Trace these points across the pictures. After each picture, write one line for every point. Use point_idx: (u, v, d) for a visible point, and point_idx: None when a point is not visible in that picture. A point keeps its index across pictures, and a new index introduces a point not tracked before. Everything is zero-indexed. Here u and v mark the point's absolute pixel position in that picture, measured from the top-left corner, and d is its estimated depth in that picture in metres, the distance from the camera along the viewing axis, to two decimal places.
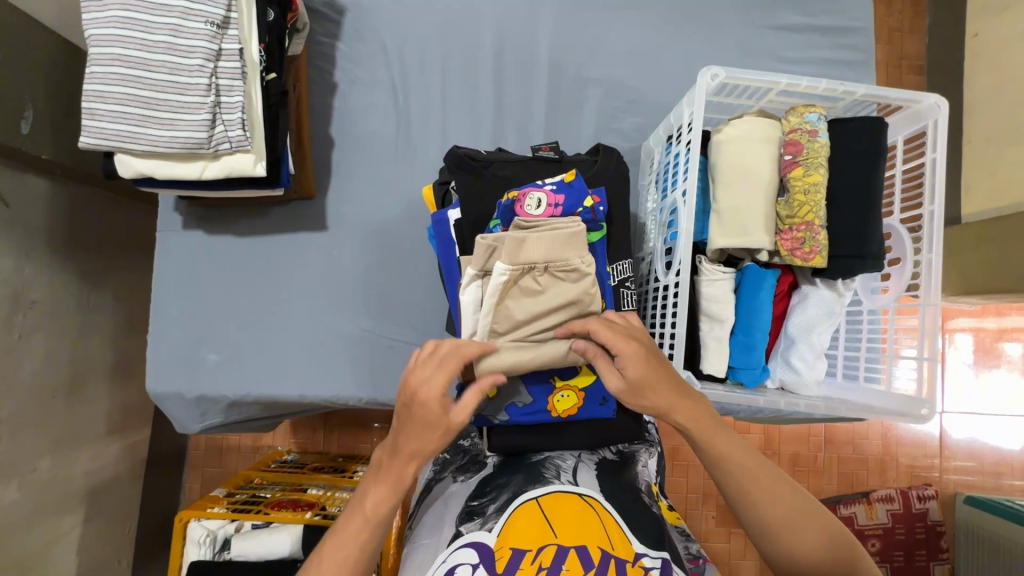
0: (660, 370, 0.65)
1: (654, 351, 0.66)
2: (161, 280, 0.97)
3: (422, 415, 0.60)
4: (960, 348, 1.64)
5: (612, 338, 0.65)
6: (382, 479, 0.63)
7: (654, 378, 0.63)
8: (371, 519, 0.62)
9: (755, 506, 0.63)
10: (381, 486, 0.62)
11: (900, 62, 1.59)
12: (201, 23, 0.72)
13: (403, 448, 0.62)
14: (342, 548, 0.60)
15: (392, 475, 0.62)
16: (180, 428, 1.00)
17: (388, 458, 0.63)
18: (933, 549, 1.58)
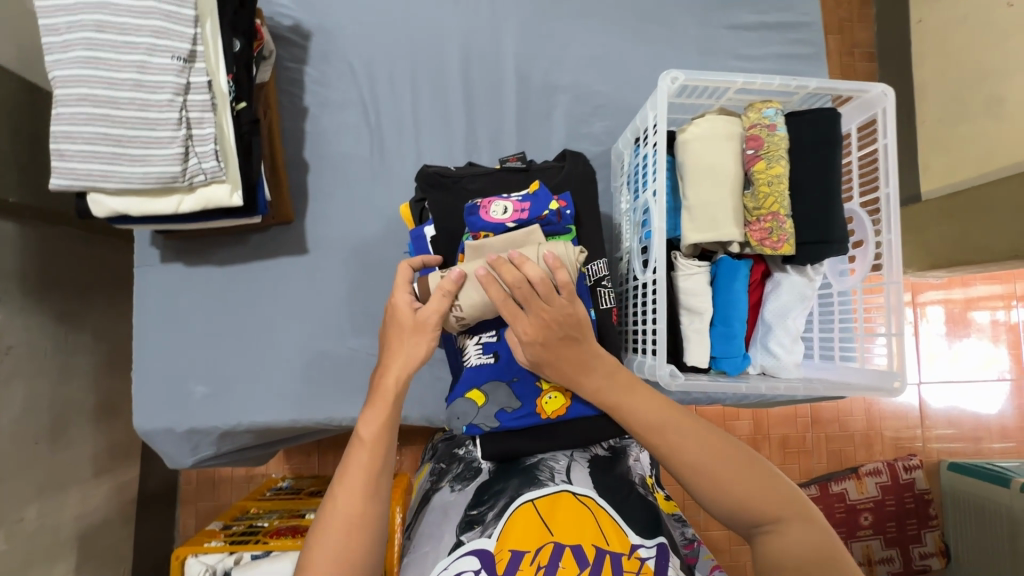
0: (565, 347, 0.66)
1: (558, 336, 0.65)
2: (142, 315, 0.96)
3: (394, 319, 0.68)
4: (932, 320, 1.70)
5: (513, 319, 0.65)
6: (373, 402, 0.66)
7: (551, 357, 0.67)
8: (372, 443, 0.65)
9: (673, 454, 0.65)
10: (374, 411, 0.66)
11: (851, 51, 1.67)
12: (168, 58, 0.73)
13: (388, 362, 0.67)
14: (349, 474, 0.64)
15: (383, 395, 0.66)
16: (172, 463, 0.99)
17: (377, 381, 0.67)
18: (922, 516, 1.64)
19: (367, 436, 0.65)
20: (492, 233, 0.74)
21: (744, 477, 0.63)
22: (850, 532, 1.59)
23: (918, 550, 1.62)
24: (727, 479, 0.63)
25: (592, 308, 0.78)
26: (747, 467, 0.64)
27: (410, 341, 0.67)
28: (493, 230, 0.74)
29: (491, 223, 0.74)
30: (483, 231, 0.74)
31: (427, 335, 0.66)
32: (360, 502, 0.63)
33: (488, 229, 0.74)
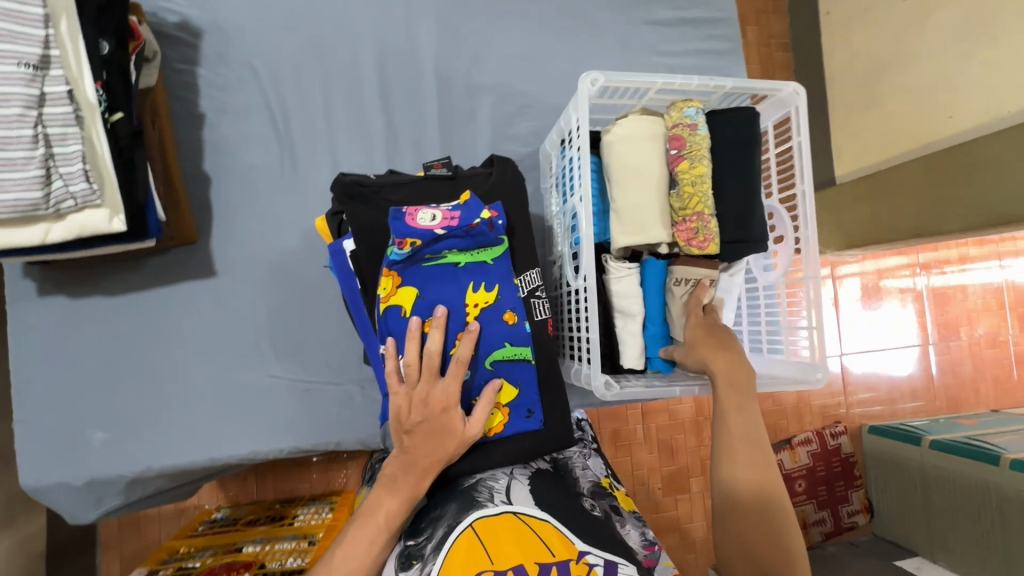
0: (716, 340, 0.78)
1: (715, 328, 0.79)
2: (22, 358, 0.85)
3: (412, 420, 0.67)
4: (850, 294, 1.82)
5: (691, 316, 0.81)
6: (397, 483, 0.68)
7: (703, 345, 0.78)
8: (389, 529, 0.67)
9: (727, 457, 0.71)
10: (397, 499, 0.68)
11: (769, 41, 1.76)
12: (11, 64, 0.61)
13: (421, 458, 0.68)
14: (358, 556, 0.66)
15: (409, 488, 0.68)
16: (72, 519, 0.88)
17: (402, 474, 0.68)
18: (849, 477, 1.77)
19: (383, 517, 0.67)
20: (419, 240, 0.69)
21: (757, 527, 0.67)
22: None
23: (847, 509, 1.75)
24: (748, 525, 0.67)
25: (524, 319, 0.74)
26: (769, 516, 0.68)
27: (439, 435, 0.67)
28: (420, 236, 0.69)
29: (418, 229, 0.69)
30: (408, 237, 0.68)
31: (452, 410, 0.67)
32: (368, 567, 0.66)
33: (414, 235, 0.68)
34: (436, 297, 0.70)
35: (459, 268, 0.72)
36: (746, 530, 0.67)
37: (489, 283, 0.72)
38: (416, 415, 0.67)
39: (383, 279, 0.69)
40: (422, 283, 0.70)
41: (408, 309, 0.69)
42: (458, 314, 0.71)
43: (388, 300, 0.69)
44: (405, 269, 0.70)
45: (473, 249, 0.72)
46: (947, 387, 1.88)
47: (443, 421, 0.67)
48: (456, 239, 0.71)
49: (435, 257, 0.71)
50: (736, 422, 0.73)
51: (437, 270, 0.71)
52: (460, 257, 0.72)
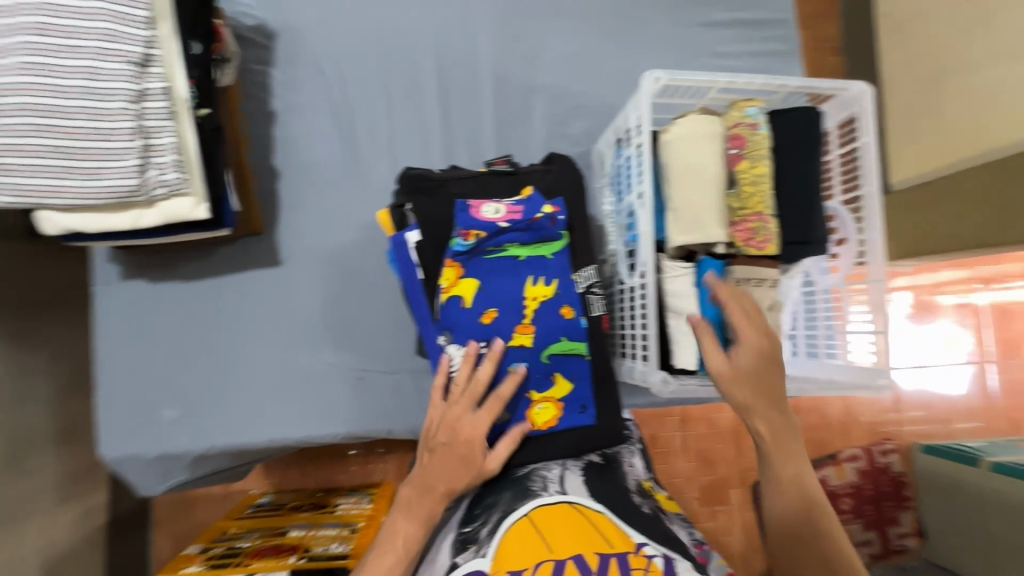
0: (766, 365, 0.77)
1: (771, 350, 0.76)
2: (104, 336, 0.91)
3: (441, 443, 0.70)
4: (903, 306, 1.75)
5: (744, 325, 0.77)
6: (412, 504, 0.69)
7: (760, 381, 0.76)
8: (402, 555, 0.66)
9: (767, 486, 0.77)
10: (411, 523, 0.68)
11: (818, 45, 1.68)
12: (120, 62, 0.67)
13: (438, 483, 0.69)
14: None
15: (422, 511, 0.69)
16: (141, 492, 0.94)
17: (418, 494, 0.69)
18: (898, 498, 1.69)
19: (401, 544, 0.66)
20: (483, 232, 0.71)
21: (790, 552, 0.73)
22: None
23: (895, 531, 1.67)
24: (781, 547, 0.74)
25: (581, 315, 0.74)
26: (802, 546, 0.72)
27: (460, 462, 0.69)
28: (484, 228, 0.72)
29: (482, 221, 0.72)
30: (473, 229, 0.72)
31: (477, 444, 0.69)
32: None
33: (478, 228, 0.71)
34: (496, 289, 0.72)
35: (519, 261, 0.73)
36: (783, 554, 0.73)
37: (548, 278, 0.73)
38: (447, 441, 0.69)
39: (446, 270, 0.71)
40: (482, 275, 0.72)
41: (469, 300, 0.71)
42: (517, 306, 0.72)
43: (450, 290, 0.71)
44: (468, 261, 0.72)
45: (533, 243, 0.74)
46: (1008, 408, 1.78)
47: (468, 450, 0.69)
48: (518, 233, 0.73)
49: (496, 250, 0.73)
50: (789, 463, 0.76)
51: (498, 263, 0.72)
52: (520, 250, 0.73)
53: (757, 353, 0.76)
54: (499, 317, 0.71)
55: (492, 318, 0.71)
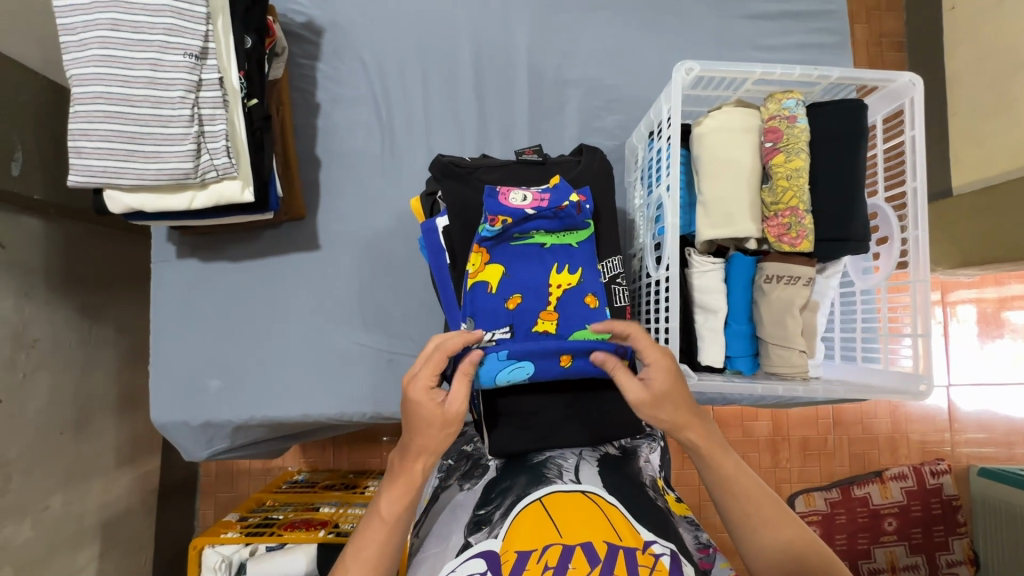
0: (682, 383, 0.67)
1: (681, 369, 0.67)
2: (159, 310, 0.98)
3: (418, 412, 0.64)
4: (964, 319, 1.63)
5: (644, 347, 0.66)
6: (395, 480, 0.66)
7: (678, 391, 0.66)
8: (387, 521, 0.64)
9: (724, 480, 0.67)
10: (394, 490, 0.65)
11: (879, 40, 1.61)
12: (180, 55, 0.73)
13: (413, 451, 0.65)
14: (364, 551, 0.63)
15: (404, 477, 0.66)
16: (187, 456, 1.01)
17: (399, 462, 0.66)
18: (950, 523, 1.58)
19: (386, 514, 0.65)
20: (510, 218, 0.71)
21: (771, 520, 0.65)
22: (873, 537, 1.55)
23: (946, 558, 1.57)
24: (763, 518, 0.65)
25: (605, 305, 0.75)
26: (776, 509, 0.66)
27: (425, 427, 0.64)
28: (511, 215, 0.71)
29: (509, 208, 0.72)
30: (500, 215, 0.71)
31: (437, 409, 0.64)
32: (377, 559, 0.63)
33: (506, 214, 0.71)
34: (521, 275, 0.74)
35: (545, 248, 0.75)
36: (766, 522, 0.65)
37: (573, 266, 0.75)
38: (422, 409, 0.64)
39: (473, 255, 0.72)
40: (508, 262, 0.74)
41: (494, 285, 0.73)
42: (542, 293, 0.73)
43: (475, 276, 0.72)
44: (494, 247, 0.73)
45: (559, 231, 0.75)
46: None
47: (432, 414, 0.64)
48: (545, 220, 0.74)
49: (524, 236, 0.74)
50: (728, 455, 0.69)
51: (524, 249, 0.74)
52: (546, 238, 0.75)
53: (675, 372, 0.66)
54: (524, 302, 0.73)
55: (516, 303, 0.73)
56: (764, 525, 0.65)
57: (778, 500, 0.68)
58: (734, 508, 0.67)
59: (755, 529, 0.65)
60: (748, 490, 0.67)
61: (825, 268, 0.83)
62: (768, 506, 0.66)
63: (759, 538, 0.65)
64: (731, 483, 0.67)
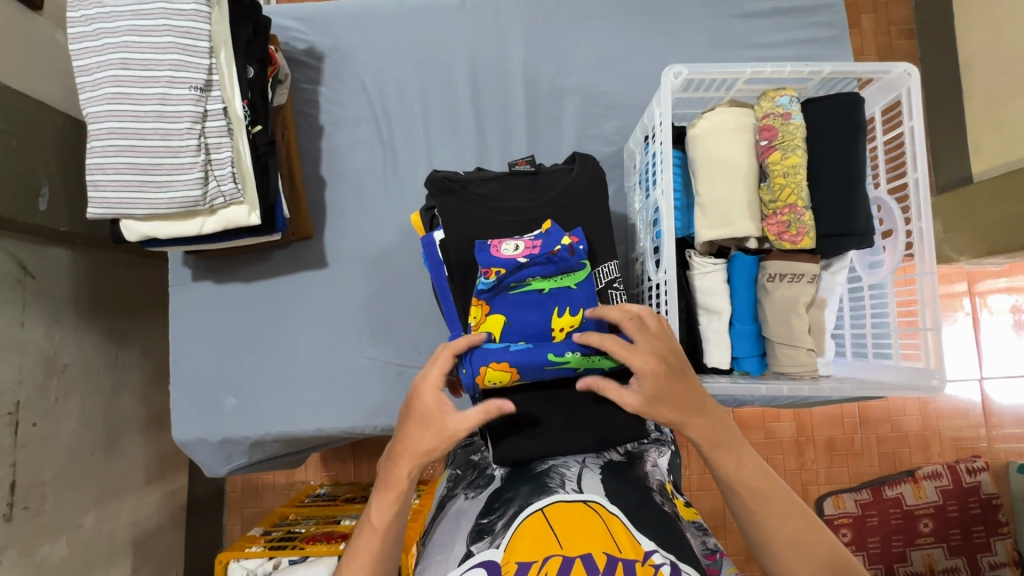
0: (677, 382, 0.66)
1: (677, 369, 0.66)
2: (178, 332, 1.02)
3: (419, 411, 0.67)
4: (995, 309, 1.56)
5: (627, 356, 0.64)
6: (385, 489, 0.68)
7: (666, 396, 0.65)
8: (381, 528, 0.67)
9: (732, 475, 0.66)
10: (386, 497, 0.67)
11: (888, 29, 1.54)
12: (186, 89, 0.77)
13: (404, 453, 0.67)
14: (359, 560, 0.66)
15: (394, 484, 0.67)
16: (208, 473, 1.04)
17: (388, 468, 0.68)
18: (991, 523, 1.51)
19: (377, 521, 0.67)
20: (503, 268, 0.70)
21: (779, 513, 0.64)
22: (908, 540, 1.50)
23: (988, 560, 1.50)
24: (770, 514, 0.64)
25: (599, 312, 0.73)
26: (785, 503, 0.65)
27: (420, 424, 0.67)
28: (504, 265, 0.70)
29: (501, 258, 0.71)
30: (493, 266, 0.70)
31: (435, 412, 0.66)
32: (369, 566, 0.65)
33: (499, 265, 0.70)
34: (523, 323, 0.70)
35: (544, 294, 0.71)
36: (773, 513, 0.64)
37: (574, 308, 0.71)
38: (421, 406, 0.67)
39: (473, 309, 0.71)
40: (509, 310, 0.71)
41: (498, 336, 0.70)
42: (546, 339, 0.70)
43: (479, 328, 0.71)
44: (492, 298, 0.71)
45: (556, 276, 0.72)
46: None
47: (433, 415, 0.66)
48: (539, 266, 0.71)
49: (521, 284, 0.71)
50: (734, 455, 0.67)
51: (523, 297, 0.71)
52: (544, 283, 0.71)
53: (664, 379, 0.65)
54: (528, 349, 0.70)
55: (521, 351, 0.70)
56: (769, 519, 0.64)
57: (785, 492, 0.66)
58: (740, 504, 0.66)
59: (759, 523, 0.65)
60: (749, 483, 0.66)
61: (830, 266, 0.82)
62: (774, 501, 0.65)
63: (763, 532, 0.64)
64: (733, 476, 0.66)
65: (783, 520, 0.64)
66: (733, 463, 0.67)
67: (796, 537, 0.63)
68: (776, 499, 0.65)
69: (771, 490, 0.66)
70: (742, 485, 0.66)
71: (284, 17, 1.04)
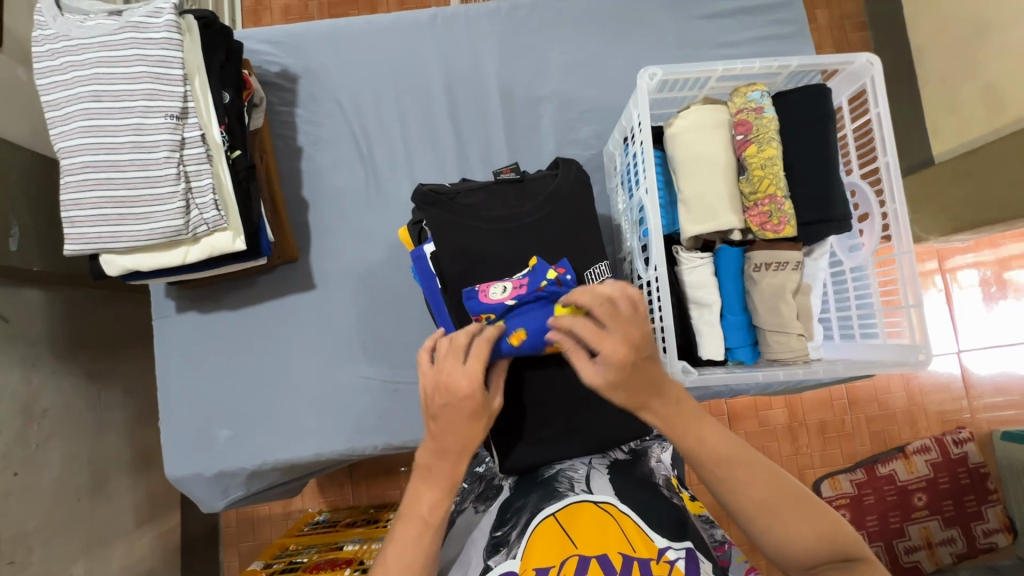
0: (649, 367, 0.61)
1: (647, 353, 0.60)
2: (164, 366, 0.99)
3: (462, 407, 0.61)
4: (966, 285, 1.62)
5: (597, 343, 0.59)
6: (430, 481, 0.64)
7: (637, 383, 0.61)
8: (428, 521, 0.63)
9: (698, 450, 0.62)
10: (433, 488, 0.63)
11: (842, 23, 1.59)
12: (162, 117, 0.76)
13: (450, 450, 0.62)
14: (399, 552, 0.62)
15: (445, 475, 0.63)
16: (204, 508, 1.01)
17: (433, 459, 0.63)
18: (981, 492, 1.56)
19: (428, 514, 0.63)
20: (493, 314, 0.72)
21: (753, 478, 0.61)
22: (904, 515, 1.53)
23: (981, 528, 1.54)
24: (743, 481, 0.61)
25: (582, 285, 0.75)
26: (758, 465, 0.61)
27: (466, 418, 0.61)
28: (494, 311, 0.71)
29: (490, 303, 0.71)
30: (483, 313, 0.72)
31: (475, 398, 0.61)
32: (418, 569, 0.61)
33: (489, 311, 0.72)
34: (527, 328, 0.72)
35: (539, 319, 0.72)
36: (746, 479, 0.61)
37: None
38: (458, 402, 0.61)
39: None
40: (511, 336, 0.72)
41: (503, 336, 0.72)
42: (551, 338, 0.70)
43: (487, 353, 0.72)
44: None
45: None
46: None
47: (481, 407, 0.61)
48: (529, 305, 0.71)
49: None
50: (697, 430, 0.63)
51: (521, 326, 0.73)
52: None
53: (640, 365, 0.60)
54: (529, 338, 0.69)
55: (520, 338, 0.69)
56: (745, 488, 0.60)
57: (756, 455, 0.63)
58: (712, 477, 0.62)
59: (735, 493, 0.61)
60: (718, 454, 0.62)
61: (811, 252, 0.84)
62: (747, 467, 0.61)
63: (741, 502, 0.61)
64: (699, 449, 0.62)
65: (758, 485, 0.60)
66: (697, 437, 0.62)
67: (774, 498, 0.60)
68: (748, 461, 0.62)
69: (741, 455, 0.62)
70: (710, 458, 0.62)
71: (255, 42, 1.03)
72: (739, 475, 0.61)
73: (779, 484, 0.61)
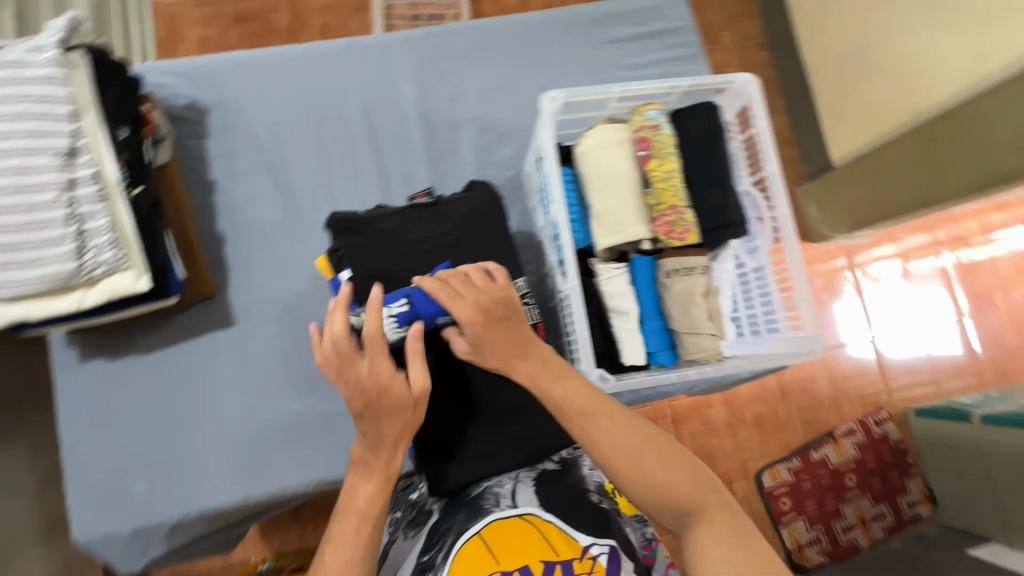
0: (501, 327, 0.68)
1: (498, 314, 0.68)
2: (69, 420, 0.92)
3: (392, 399, 0.63)
4: (873, 276, 1.76)
5: (449, 303, 0.67)
6: (366, 472, 0.64)
7: (491, 339, 0.67)
8: (367, 514, 0.62)
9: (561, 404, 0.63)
10: (370, 481, 0.63)
11: (745, 43, 1.73)
12: (49, 157, 0.73)
13: (386, 441, 0.64)
14: (339, 550, 0.61)
15: (380, 467, 0.64)
16: (122, 571, 0.93)
17: (367, 455, 0.64)
18: (902, 466, 1.69)
19: (364, 507, 0.63)
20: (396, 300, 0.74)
21: (611, 427, 0.61)
22: (839, 496, 1.63)
23: (906, 501, 1.66)
24: (604, 432, 0.61)
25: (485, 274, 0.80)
26: (619, 416, 0.62)
27: (395, 408, 0.63)
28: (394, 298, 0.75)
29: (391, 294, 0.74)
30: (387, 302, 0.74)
31: (400, 387, 0.63)
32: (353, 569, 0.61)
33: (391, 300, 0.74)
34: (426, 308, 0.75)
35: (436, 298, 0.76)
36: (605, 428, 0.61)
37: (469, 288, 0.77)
38: (387, 396, 0.63)
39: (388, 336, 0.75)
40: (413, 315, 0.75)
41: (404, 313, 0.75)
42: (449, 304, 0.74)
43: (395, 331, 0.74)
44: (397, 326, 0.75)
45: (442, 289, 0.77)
46: (993, 359, 1.79)
47: (406, 395, 0.63)
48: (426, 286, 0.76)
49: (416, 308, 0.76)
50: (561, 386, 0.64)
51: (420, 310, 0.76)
52: None
53: (495, 322, 0.67)
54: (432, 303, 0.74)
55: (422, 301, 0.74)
56: (604, 438, 0.61)
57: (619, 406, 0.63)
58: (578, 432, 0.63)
59: (597, 446, 0.61)
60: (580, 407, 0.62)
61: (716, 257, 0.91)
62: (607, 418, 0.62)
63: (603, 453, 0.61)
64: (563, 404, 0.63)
65: (619, 435, 0.61)
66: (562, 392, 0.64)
67: (632, 446, 0.60)
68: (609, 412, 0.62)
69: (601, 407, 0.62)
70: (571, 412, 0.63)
71: (160, 75, 1.00)
72: (600, 427, 0.61)
73: (637, 431, 0.61)
